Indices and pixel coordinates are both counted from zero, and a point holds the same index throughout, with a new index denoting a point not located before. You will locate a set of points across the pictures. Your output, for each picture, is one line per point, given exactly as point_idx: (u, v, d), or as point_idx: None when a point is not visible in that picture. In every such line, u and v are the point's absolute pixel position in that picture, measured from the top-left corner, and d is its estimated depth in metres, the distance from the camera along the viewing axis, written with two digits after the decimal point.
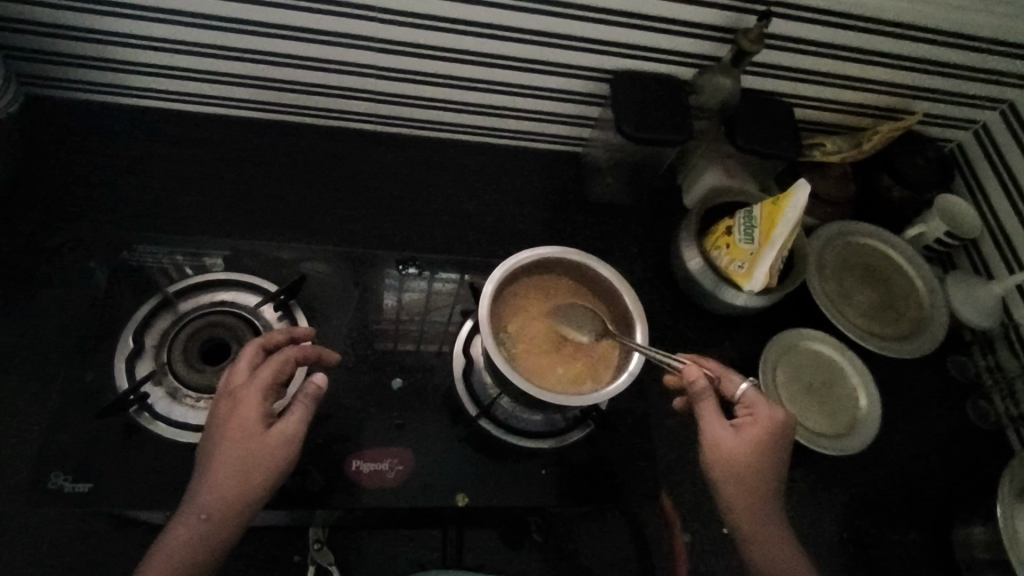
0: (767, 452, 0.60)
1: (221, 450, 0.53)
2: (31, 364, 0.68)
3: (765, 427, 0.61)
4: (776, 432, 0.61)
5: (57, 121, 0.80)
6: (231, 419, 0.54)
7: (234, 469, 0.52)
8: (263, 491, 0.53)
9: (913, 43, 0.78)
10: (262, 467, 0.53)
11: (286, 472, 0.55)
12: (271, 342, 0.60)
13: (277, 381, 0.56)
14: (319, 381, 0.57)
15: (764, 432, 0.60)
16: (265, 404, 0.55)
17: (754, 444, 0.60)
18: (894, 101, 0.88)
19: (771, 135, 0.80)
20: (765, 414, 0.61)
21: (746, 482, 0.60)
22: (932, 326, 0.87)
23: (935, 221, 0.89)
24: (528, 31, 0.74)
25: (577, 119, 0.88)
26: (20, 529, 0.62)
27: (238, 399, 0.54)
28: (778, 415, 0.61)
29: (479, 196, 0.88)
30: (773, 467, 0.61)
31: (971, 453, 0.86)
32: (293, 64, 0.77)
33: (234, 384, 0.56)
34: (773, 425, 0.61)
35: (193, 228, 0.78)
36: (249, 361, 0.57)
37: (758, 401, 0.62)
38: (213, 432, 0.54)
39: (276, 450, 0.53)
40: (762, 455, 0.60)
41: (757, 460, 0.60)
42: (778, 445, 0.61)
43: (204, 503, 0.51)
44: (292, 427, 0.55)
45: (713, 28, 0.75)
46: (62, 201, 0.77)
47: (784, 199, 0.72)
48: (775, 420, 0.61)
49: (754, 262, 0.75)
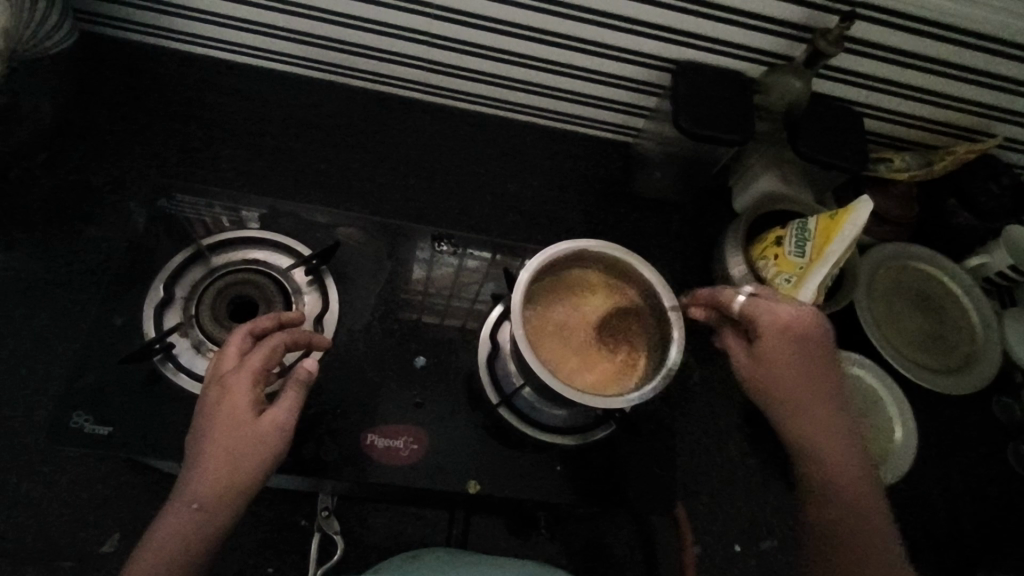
0: (797, 349, 0.57)
1: (212, 440, 0.51)
2: (64, 300, 0.69)
3: (771, 334, 0.57)
4: (785, 333, 0.57)
5: (108, 60, 0.80)
6: (220, 407, 0.52)
7: (223, 459, 0.51)
8: (254, 480, 0.51)
9: (1002, 60, 0.72)
10: (253, 454, 0.51)
11: (280, 459, 0.53)
12: (259, 328, 0.58)
13: (266, 368, 0.55)
14: (310, 366, 0.57)
15: (772, 339, 0.57)
16: (255, 391, 0.54)
17: (770, 360, 0.57)
18: (974, 121, 0.82)
19: (837, 145, 0.75)
20: (767, 319, 0.57)
21: (782, 388, 0.57)
22: (982, 363, 0.83)
23: (1000, 251, 0.85)
24: (593, 11, 0.70)
25: (631, 108, 0.84)
26: (40, 459, 0.64)
27: (227, 386, 0.53)
28: (791, 312, 0.57)
29: (522, 178, 0.86)
30: (802, 365, 0.57)
31: (1005, 498, 0.81)
32: (347, 24, 0.74)
33: (223, 371, 0.54)
34: (775, 327, 0.57)
35: (232, 182, 0.78)
36: (237, 347, 0.56)
37: (756, 310, 0.58)
38: (202, 421, 0.53)
39: (267, 436, 0.52)
40: (793, 352, 0.57)
41: (791, 357, 0.57)
42: (800, 339, 0.57)
43: (196, 493, 0.50)
44: (283, 413, 0.53)
45: (790, 26, 0.70)
46: (105, 141, 0.77)
47: (843, 214, 0.68)
48: (789, 318, 0.57)
49: (803, 277, 0.69)
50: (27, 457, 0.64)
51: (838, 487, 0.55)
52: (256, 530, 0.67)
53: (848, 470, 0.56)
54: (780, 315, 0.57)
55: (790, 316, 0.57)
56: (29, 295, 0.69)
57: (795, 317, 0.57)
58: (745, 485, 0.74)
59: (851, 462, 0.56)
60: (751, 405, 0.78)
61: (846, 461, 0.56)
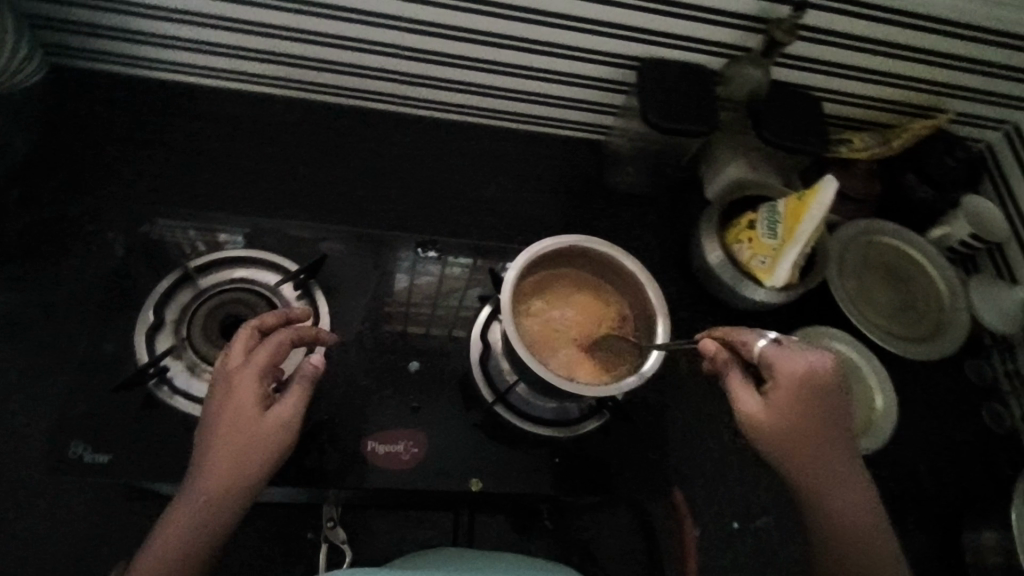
0: (816, 403, 0.58)
1: (219, 436, 0.52)
2: (48, 333, 0.69)
3: (790, 385, 0.57)
4: (805, 385, 0.57)
5: (78, 91, 0.80)
6: (227, 404, 0.53)
7: (230, 455, 0.52)
8: (260, 476, 0.52)
9: (947, 39, 0.76)
10: (260, 451, 0.52)
11: (286, 455, 0.55)
12: (266, 323, 0.58)
13: (273, 365, 0.55)
14: (317, 362, 0.57)
15: (792, 390, 0.57)
16: (261, 388, 0.54)
17: (788, 411, 0.57)
18: (926, 98, 0.86)
19: (799, 129, 0.78)
20: (789, 369, 0.57)
21: (798, 441, 0.58)
22: (951, 329, 0.87)
23: (959, 221, 0.89)
24: (556, 15, 0.72)
25: (600, 106, 0.87)
26: (37, 492, 0.64)
27: (234, 382, 0.54)
28: (814, 363, 0.58)
29: (498, 181, 0.88)
30: (820, 419, 0.58)
31: (985, 455, 0.85)
32: (318, 42, 0.76)
33: (230, 368, 0.55)
34: (796, 379, 0.57)
35: (211, 203, 0.78)
36: (244, 343, 0.56)
37: (779, 358, 0.58)
38: (210, 417, 0.53)
39: (273, 433, 0.53)
40: (813, 406, 0.58)
41: (811, 412, 0.58)
42: (820, 390, 0.58)
43: (202, 488, 0.51)
44: (289, 410, 0.54)
45: (747, 18, 0.74)
46: (80, 172, 0.77)
47: (809, 195, 0.70)
48: (811, 368, 0.58)
49: (776, 259, 0.74)
50: (23, 492, 0.63)
51: (846, 536, 0.58)
52: (262, 546, 0.67)
53: (859, 523, 0.58)
54: (802, 366, 0.57)
55: (812, 367, 0.58)
56: (13, 330, 0.68)
57: (815, 367, 0.58)
58: None
59: (861, 516, 0.58)
60: None
61: (858, 515, 0.58)
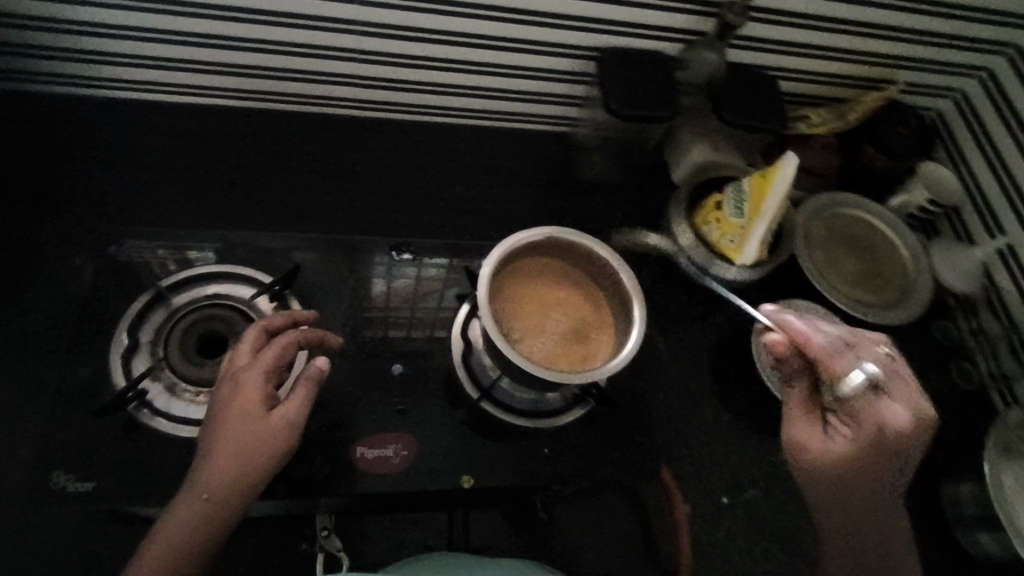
0: (882, 454, 0.57)
1: (224, 432, 0.53)
2: (18, 364, 0.67)
3: (866, 425, 0.57)
4: (878, 432, 0.57)
5: (33, 115, 0.78)
6: (233, 401, 0.54)
7: (235, 451, 0.53)
8: (264, 472, 0.53)
9: (890, 12, 0.79)
10: (264, 447, 0.53)
11: (290, 453, 0.55)
12: (273, 326, 0.61)
13: (279, 364, 0.57)
14: (322, 363, 0.59)
15: (863, 430, 0.57)
16: (267, 385, 0.56)
17: (853, 451, 0.57)
18: (876, 71, 0.89)
19: (757, 109, 0.80)
20: (867, 412, 0.57)
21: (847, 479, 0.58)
22: (915, 292, 0.90)
23: (917, 188, 0.92)
24: (513, 10, 0.73)
25: (563, 98, 0.88)
26: (17, 528, 0.62)
27: (241, 380, 0.55)
28: (897, 416, 0.56)
29: (468, 179, 0.88)
30: (879, 469, 0.57)
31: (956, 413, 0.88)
32: (278, 51, 0.76)
33: (237, 366, 0.57)
34: (874, 424, 0.57)
35: (178, 219, 0.76)
36: (252, 344, 0.58)
37: (865, 399, 0.57)
38: (215, 413, 0.55)
39: (277, 430, 0.54)
40: (878, 456, 0.57)
41: (875, 460, 0.57)
42: (892, 442, 0.57)
43: (206, 482, 0.52)
44: (294, 408, 0.56)
45: (699, 3, 0.75)
46: (39, 197, 0.75)
47: (771, 172, 0.72)
48: (888, 419, 0.57)
49: (744, 237, 0.76)
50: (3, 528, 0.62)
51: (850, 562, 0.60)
52: (257, 562, 0.67)
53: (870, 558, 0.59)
54: (886, 416, 0.57)
55: (894, 421, 0.56)
56: None
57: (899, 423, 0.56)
58: (723, 439, 0.78)
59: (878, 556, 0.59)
60: (716, 363, 0.82)
61: (873, 552, 0.59)
